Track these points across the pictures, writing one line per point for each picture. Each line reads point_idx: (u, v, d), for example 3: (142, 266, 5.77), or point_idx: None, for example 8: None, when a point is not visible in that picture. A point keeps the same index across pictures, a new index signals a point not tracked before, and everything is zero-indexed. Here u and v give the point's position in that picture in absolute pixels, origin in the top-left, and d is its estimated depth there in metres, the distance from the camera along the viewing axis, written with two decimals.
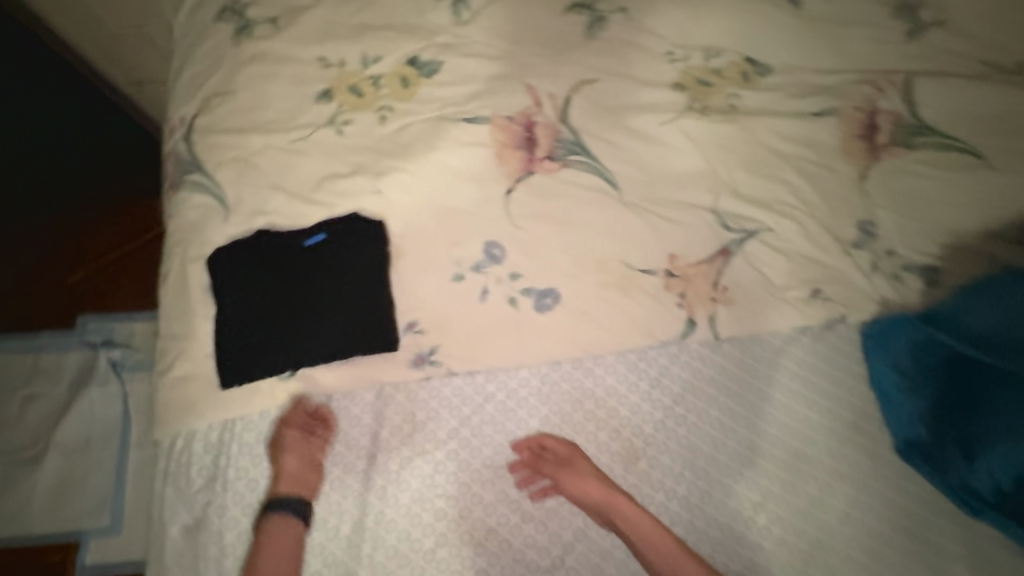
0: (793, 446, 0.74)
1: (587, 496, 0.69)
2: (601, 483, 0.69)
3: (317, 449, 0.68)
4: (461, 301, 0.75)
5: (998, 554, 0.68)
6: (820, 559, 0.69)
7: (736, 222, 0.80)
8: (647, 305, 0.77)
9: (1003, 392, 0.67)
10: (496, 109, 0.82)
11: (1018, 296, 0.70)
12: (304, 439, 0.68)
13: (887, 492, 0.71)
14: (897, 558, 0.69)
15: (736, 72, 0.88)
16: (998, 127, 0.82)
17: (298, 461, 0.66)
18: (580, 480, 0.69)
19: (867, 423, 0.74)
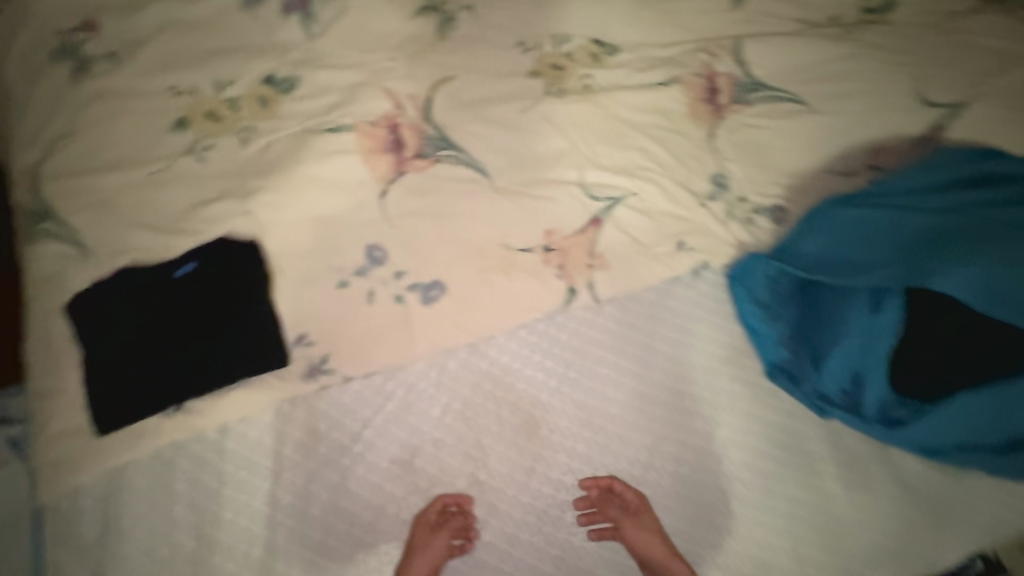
0: (683, 389, 0.74)
1: (647, 551, 0.66)
2: (663, 543, 0.66)
3: (440, 553, 0.64)
4: (347, 307, 0.74)
5: (871, 457, 0.72)
6: (725, 490, 0.70)
7: (601, 191, 0.84)
8: (527, 283, 0.77)
9: (835, 303, 0.72)
10: (358, 117, 0.82)
11: (841, 215, 0.73)
12: (445, 534, 0.65)
13: (777, 418, 0.73)
14: (793, 475, 0.71)
15: (585, 54, 0.93)
16: (822, 75, 0.89)
17: (425, 562, 0.64)
18: (644, 532, 0.67)
19: (740, 355, 0.76)
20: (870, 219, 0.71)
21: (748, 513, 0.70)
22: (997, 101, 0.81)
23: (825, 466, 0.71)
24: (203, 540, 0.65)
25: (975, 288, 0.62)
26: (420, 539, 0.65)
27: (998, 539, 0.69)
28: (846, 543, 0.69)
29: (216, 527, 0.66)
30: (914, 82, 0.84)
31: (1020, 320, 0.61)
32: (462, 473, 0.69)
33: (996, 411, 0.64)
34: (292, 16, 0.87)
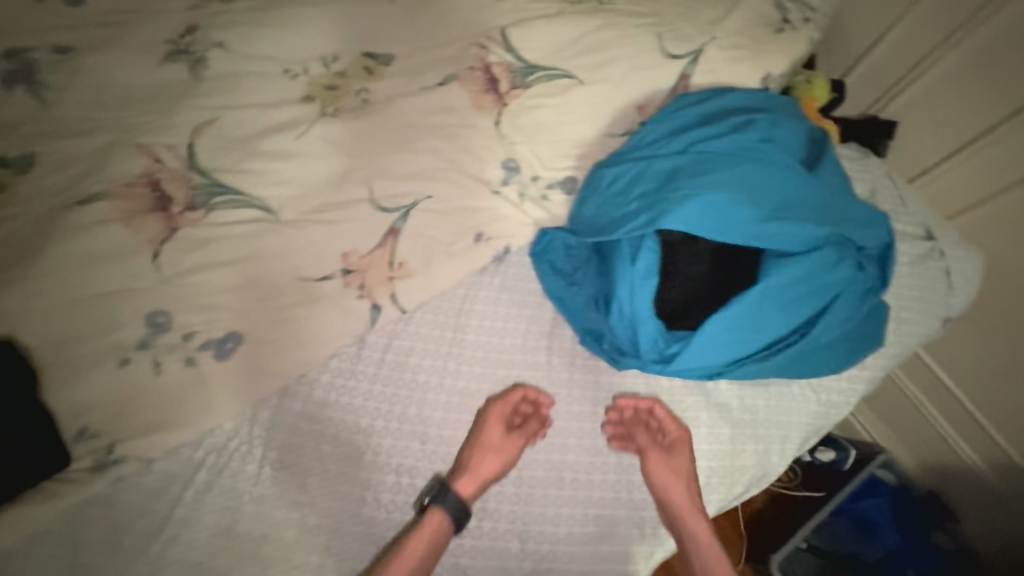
0: (500, 374, 0.76)
1: (669, 496, 0.70)
2: (685, 490, 0.70)
3: (512, 451, 0.69)
4: (130, 386, 0.68)
5: (684, 391, 0.76)
6: (557, 461, 0.72)
7: (392, 201, 0.82)
8: (330, 311, 0.75)
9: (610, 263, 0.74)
10: (110, 181, 0.76)
11: (603, 179, 0.76)
12: (521, 439, 0.70)
13: (591, 377, 0.77)
14: (617, 427, 0.74)
15: (359, 69, 0.92)
16: (586, 47, 0.93)
17: (497, 461, 0.68)
18: (669, 474, 0.70)
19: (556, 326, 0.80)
20: (624, 174, 0.74)
21: (584, 478, 0.71)
22: (723, 44, 0.90)
23: (645, 411, 0.75)
24: None
25: (700, 219, 0.66)
26: (498, 441, 0.69)
27: (791, 438, 0.78)
28: None
29: None
30: (657, 38, 0.91)
31: (744, 239, 0.66)
32: (289, 524, 0.66)
33: (746, 328, 0.69)
34: (18, 87, 0.79)
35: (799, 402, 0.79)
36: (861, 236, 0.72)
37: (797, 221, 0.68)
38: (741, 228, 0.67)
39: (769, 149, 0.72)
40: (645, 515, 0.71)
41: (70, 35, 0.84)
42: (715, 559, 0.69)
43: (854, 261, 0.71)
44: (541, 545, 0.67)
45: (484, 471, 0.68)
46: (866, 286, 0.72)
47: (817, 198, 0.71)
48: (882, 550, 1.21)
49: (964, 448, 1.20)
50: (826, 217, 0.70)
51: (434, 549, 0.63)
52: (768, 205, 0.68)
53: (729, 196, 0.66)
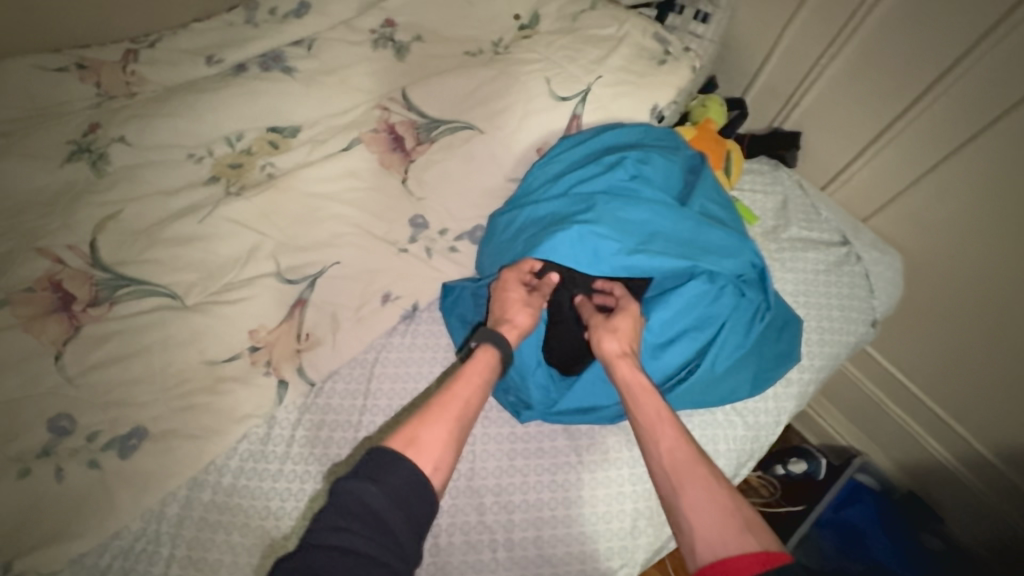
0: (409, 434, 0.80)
1: (600, 347, 0.71)
2: (616, 340, 0.70)
3: (538, 306, 0.76)
4: (30, 499, 0.66)
5: (592, 430, 0.78)
6: (469, 522, 0.70)
7: (298, 272, 0.83)
8: (237, 391, 0.76)
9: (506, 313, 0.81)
10: (10, 289, 0.76)
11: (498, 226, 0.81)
12: (540, 298, 0.77)
13: (506, 429, 0.77)
14: (533, 477, 0.74)
15: (264, 144, 0.95)
16: (480, 98, 0.95)
17: (529, 314, 0.75)
18: (603, 330, 0.72)
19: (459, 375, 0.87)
20: (515, 219, 0.80)
21: (502, 537, 0.69)
22: (609, 80, 0.93)
23: (564, 457, 0.76)
24: None
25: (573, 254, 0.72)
26: (522, 297, 0.76)
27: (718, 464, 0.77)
28: (598, 526, 0.72)
29: None
30: (547, 82, 0.93)
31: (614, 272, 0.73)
32: None
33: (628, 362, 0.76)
34: None
35: (722, 428, 0.77)
36: (742, 260, 0.75)
37: (663, 253, 0.72)
38: (612, 263, 0.72)
39: (641, 186, 0.78)
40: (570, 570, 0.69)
41: None
42: (643, 394, 0.65)
43: (731, 288, 0.76)
44: None
45: (516, 322, 0.73)
46: (748, 310, 0.77)
47: (693, 227, 0.75)
48: (866, 561, 1.14)
49: (930, 442, 1.17)
50: (701, 247, 0.74)
51: (481, 381, 0.66)
52: (639, 239, 0.73)
53: (600, 233, 0.72)
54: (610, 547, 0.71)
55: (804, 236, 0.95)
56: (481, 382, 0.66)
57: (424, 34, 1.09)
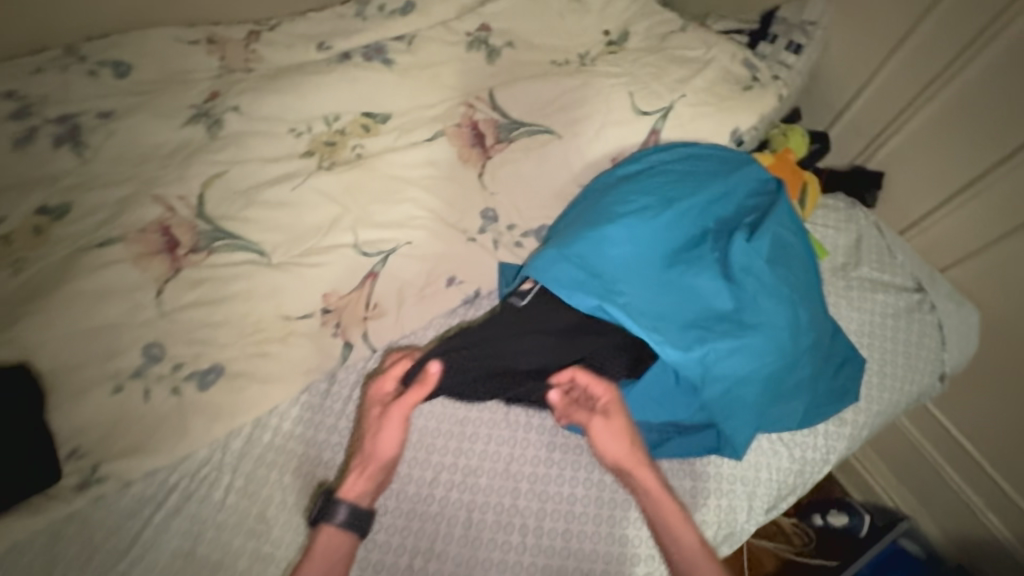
0: None
1: (610, 452, 0.71)
2: (628, 447, 0.70)
3: (392, 427, 0.70)
4: (123, 413, 0.75)
5: None
6: (501, 505, 0.73)
7: (373, 246, 0.89)
8: (306, 346, 0.81)
9: None
10: (127, 227, 0.86)
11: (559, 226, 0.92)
12: (396, 413, 0.70)
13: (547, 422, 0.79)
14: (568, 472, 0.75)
15: (357, 126, 1.02)
16: (562, 106, 0.99)
17: (383, 443, 0.70)
18: (611, 435, 0.71)
19: None
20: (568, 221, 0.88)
21: (534, 525, 0.72)
22: (692, 100, 0.94)
23: None
24: None
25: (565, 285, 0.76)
26: (375, 419, 0.71)
27: (760, 490, 0.75)
28: (629, 531, 0.73)
29: None
30: (630, 96, 0.96)
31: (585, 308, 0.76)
32: (245, 551, 0.71)
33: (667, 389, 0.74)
34: (63, 146, 0.92)
35: (766, 456, 0.76)
36: (718, 363, 0.71)
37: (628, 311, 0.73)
38: (588, 302, 0.74)
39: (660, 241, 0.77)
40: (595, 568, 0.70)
41: (109, 101, 0.98)
42: (668, 510, 0.68)
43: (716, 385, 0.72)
44: None
45: (370, 456, 0.70)
46: (732, 409, 0.72)
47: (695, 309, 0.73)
48: None
49: (989, 518, 1.09)
50: (681, 332, 0.72)
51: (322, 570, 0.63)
52: (627, 294, 0.74)
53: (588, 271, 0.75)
54: (637, 553, 0.72)
55: (875, 278, 0.92)
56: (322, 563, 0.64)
57: (516, 41, 1.14)
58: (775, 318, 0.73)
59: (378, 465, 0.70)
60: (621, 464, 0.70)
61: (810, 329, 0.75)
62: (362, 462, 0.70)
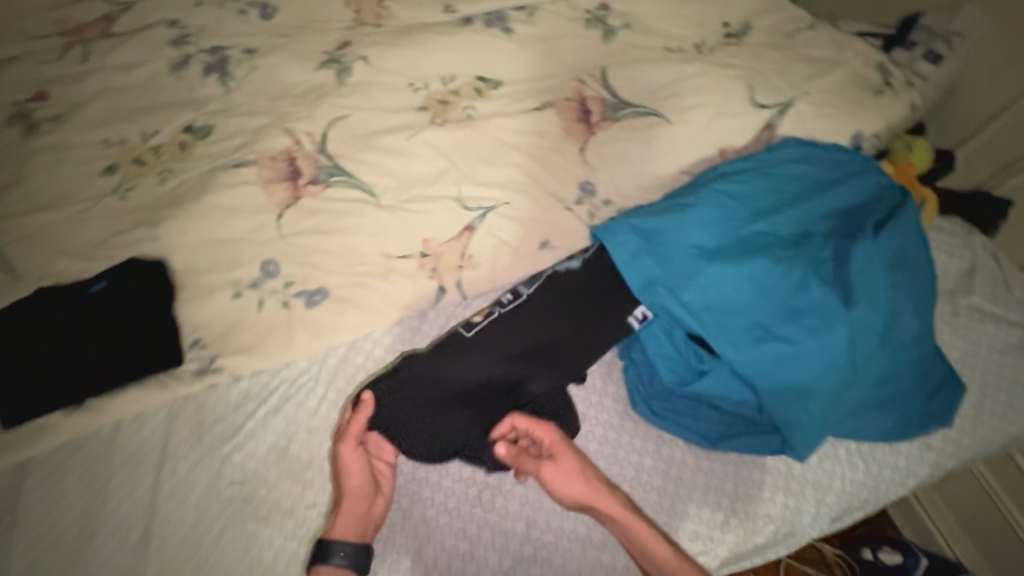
0: None
1: (569, 495, 0.67)
2: (585, 482, 0.67)
3: (353, 461, 0.66)
4: (240, 316, 0.83)
5: None
6: None
7: (475, 203, 0.93)
8: (404, 283, 0.87)
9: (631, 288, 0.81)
10: (259, 153, 0.94)
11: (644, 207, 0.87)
12: (350, 446, 0.66)
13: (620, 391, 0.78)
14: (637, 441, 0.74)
15: (470, 89, 1.06)
16: (675, 91, 0.99)
17: (350, 479, 0.66)
18: (566, 479, 0.67)
19: None
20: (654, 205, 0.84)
21: None
22: (814, 99, 0.93)
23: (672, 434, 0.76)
24: (86, 526, 0.68)
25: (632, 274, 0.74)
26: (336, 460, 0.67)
27: (830, 500, 0.74)
28: (691, 508, 0.71)
29: (99, 513, 0.69)
30: (749, 89, 0.95)
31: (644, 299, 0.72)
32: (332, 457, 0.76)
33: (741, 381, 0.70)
34: (211, 75, 1.02)
35: (839, 466, 0.75)
36: (783, 371, 0.66)
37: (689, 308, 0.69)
38: (651, 293, 0.71)
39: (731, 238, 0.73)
40: None
41: (254, 39, 1.07)
42: (642, 536, 0.65)
43: (785, 394, 0.66)
44: (544, 536, 0.73)
45: (345, 498, 0.66)
46: (802, 421, 0.66)
47: (771, 313, 0.67)
48: None
49: None
50: (746, 333, 0.67)
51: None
52: (693, 288, 0.69)
53: (654, 261, 0.71)
54: (695, 531, 0.71)
55: (987, 309, 0.87)
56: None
57: (633, 24, 1.14)
58: (864, 332, 0.66)
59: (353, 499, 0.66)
60: (582, 502, 0.67)
61: (909, 344, 0.68)
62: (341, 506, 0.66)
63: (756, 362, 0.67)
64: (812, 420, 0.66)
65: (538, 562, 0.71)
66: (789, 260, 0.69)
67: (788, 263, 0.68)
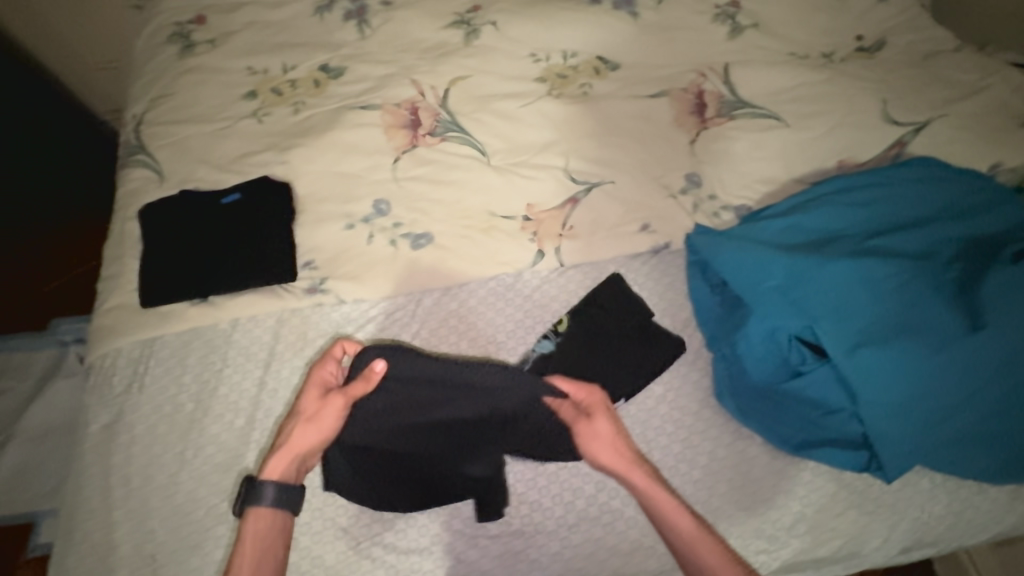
0: None
1: (599, 458, 0.67)
2: (619, 446, 0.67)
3: (330, 418, 0.67)
4: (350, 246, 0.88)
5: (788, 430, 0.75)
6: (641, 434, 0.76)
7: (582, 176, 0.94)
8: (503, 242, 0.89)
9: (715, 302, 0.82)
10: (385, 99, 0.99)
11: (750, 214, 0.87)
12: (334, 405, 0.67)
13: (704, 381, 0.79)
14: (713, 431, 0.76)
15: (589, 67, 1.06)
16: (800, 97, 0.97)
17: (312, 436, 0.66)
18: (591, 440, 0.68)
19: (682, 311, 0.85)
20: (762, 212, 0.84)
21: (670, 463, 0.74)
22: (954, 121, 0.90)
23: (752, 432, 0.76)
24: (199, 405, 0.76)
25: (742, 267, 0.74)
26: (318, 411, 0.67)
27: (907, 530, 0.72)
28: (760, 506, 0.72)
29: (212, 397, 0.77)
30: (882, 103, 0.92)
31: (747, 295, 0.74)
32: None
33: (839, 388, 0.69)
34: (350, 22, 1.08)
35: (922, 497, 0.73)
36: (890, 381, 0.65)
37: (794, 306, 0.70)
38: (756, 286, 0.73)
39: (844, 249, 0.73)
40: (717, 524, 0.71)
41: None
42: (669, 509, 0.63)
43: (885, 406, 0.65)
44: (611, 501, 0.71)
45: (302, 443, 0.66)
46: (897, 435, 0.65)
47: (883, 323, 0.67)
48: None
49: None
50: (854, 337, 0.67)
51: (254, 547, 0.61)
52: (798, 288, 0.71)
53: (761, 257, 0.74)
54: (760, 529, 0.71)
55: None
56: (260, 538, 0.62)
57: (763, 24, 1.10)
58: (982, 358, 0.64)
59: (304, 449, 0.67)
60: (610, 469, 0.67)
61: None
62: (294, 448, 0.66)
63: (861, 368, 0.65)
64: (909, 437, 0.65)
65: (600, 525, 0.70)
66: (910, 273, 0.68)
67: (909, 277, 0.68)
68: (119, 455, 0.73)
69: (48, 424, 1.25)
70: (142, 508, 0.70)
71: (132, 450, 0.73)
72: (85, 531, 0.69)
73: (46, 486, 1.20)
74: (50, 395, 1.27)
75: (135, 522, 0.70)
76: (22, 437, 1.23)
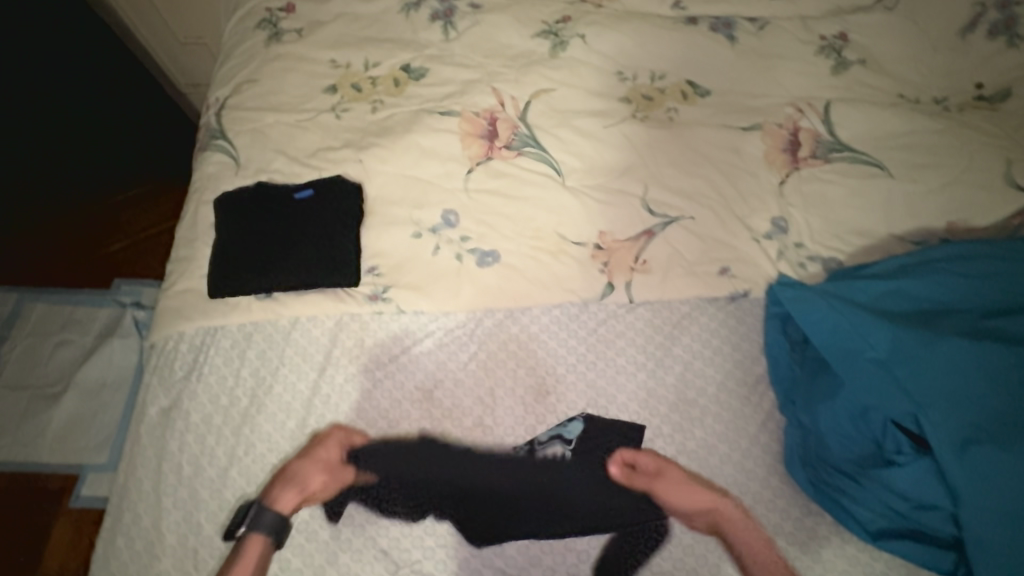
0: (683, 392, 0.79)
1: (682, 500, 0.71)
2: (696, 487, 0.72)
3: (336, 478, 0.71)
4: (415, 253, 0.86)
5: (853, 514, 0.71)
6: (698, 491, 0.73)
7: (661, 208, 0.89)
8: (572, 269, 0.86)
9: (792, 362, 0.79)
10: (465, 106, 0.97)
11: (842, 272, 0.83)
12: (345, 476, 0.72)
13: (768, 443, 0.76)
14: (770, 497, 0.73)
15: (677, 91, 1.00)
16: (907, 147, 0.91)
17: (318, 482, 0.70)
18: (679, 491, 0.71)
19: (756, 365, 0.81)
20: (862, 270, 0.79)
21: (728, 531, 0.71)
22: None
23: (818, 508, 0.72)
24: (254, 402, 0.77)
25: (838, 332, 0.70)
26: (329, 463, 0.72)
27: None
28: None
29: (266, 394, 0.77)
30: (1004, 162, 0.87)
31: (839, 363, 0.70)
32: (471, 414, 0.78)
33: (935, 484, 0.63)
34: (436, 22, 1.06)
35: None
36: (996, 484, 0.59)
37: (894, 383, 0.66)
38: (851, 356, 0.69)
39: (958, 328, 0.68)
40: None
41: None
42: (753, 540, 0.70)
43: (989, 512, 0.59)
44: (663, 561, 0.69)
45: (311, 479, 0.70)
46: (999, 547, 0.59)
47: (994, 417, 0.62)
48: None
49: None
50: (959, 428, 0.62)
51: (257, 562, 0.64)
52: (905, 366, 0.66)
53: (865, 324, 0.69)
54: None
55: None
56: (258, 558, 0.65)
57: (870, 61, 1.02)
58: None
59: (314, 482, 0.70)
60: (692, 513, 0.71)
61: None
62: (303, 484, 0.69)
63: (966, 465, 0.60)
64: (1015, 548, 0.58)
65: None
66: None
67: None
68: (176, 440, 0.75)
69: (102, 380, 1.29)
70: (191, 498, 0.72)
71: (187, 438, 0.75)
72: (135, 512, 0.71)
73: (93, 440, 1.24)
74: (105, 354, 1.32)
75: (184, 513, 0.71)
76: (76, 390, 1.28)
